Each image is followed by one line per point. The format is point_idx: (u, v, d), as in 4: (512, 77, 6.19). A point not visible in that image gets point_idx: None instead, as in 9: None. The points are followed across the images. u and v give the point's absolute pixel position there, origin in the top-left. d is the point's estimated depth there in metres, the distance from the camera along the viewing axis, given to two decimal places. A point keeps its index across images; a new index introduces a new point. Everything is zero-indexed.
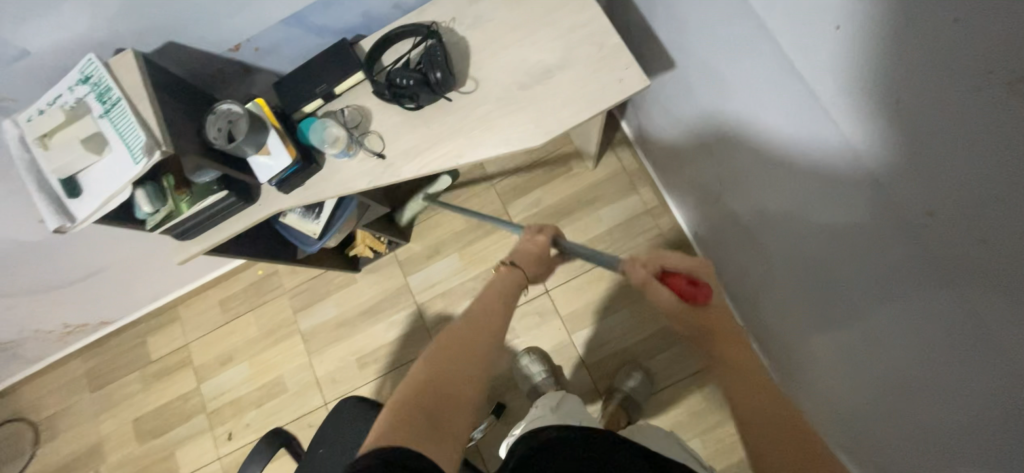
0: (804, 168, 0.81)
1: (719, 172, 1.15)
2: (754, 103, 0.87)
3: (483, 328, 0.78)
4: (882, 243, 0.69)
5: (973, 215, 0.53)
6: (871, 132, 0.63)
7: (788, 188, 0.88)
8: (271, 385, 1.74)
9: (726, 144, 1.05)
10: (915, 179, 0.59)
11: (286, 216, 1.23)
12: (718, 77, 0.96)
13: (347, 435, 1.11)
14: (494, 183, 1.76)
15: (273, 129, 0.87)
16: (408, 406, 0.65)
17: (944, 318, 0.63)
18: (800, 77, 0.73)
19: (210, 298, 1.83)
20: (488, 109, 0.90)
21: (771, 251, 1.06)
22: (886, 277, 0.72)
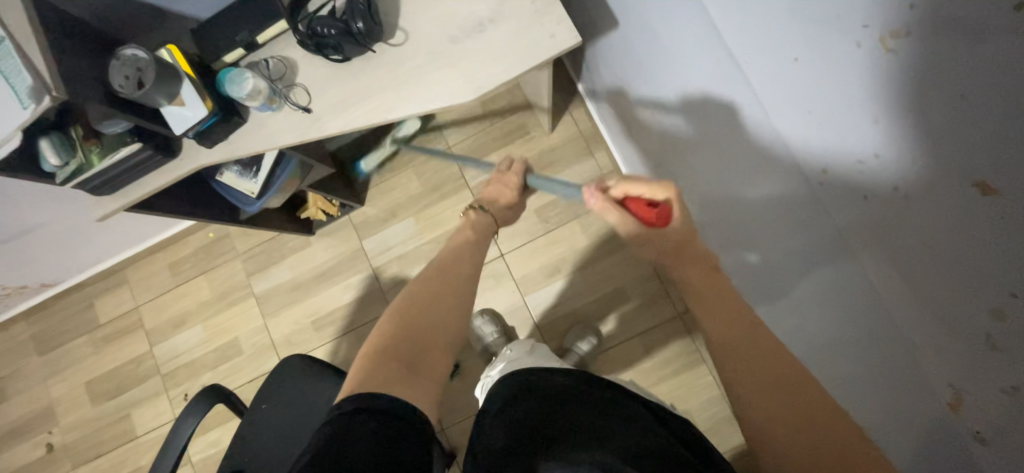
0: (742, 146, 0.80)
1: (669, 148, 1.14)
2: (698, 78, 0.86)
3: (456, 280, 0.81)
4: (812, 218, 0.69)
5: (874, 173, 0.56)
6: (803, 106, 0.63)
7: (719, 162, 0.91)
8: (226, 348, 1.74)
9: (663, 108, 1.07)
10: (819, 142, 0.62)
11: (222, 175, 1.19)
12: (664, 51, 0.94)
13: (289, 392, 1.12)
14: (450, 146, 1.73)
15: (186, 78, 0.83)
16: (386, 349, 0.69)
17: (839, 270, 0.68)
18: (737, 53, 0.71)
19: (159, 261, 1.79)
20: (417, 63, 0.87)
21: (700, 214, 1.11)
22: (793, 234, 0.76)
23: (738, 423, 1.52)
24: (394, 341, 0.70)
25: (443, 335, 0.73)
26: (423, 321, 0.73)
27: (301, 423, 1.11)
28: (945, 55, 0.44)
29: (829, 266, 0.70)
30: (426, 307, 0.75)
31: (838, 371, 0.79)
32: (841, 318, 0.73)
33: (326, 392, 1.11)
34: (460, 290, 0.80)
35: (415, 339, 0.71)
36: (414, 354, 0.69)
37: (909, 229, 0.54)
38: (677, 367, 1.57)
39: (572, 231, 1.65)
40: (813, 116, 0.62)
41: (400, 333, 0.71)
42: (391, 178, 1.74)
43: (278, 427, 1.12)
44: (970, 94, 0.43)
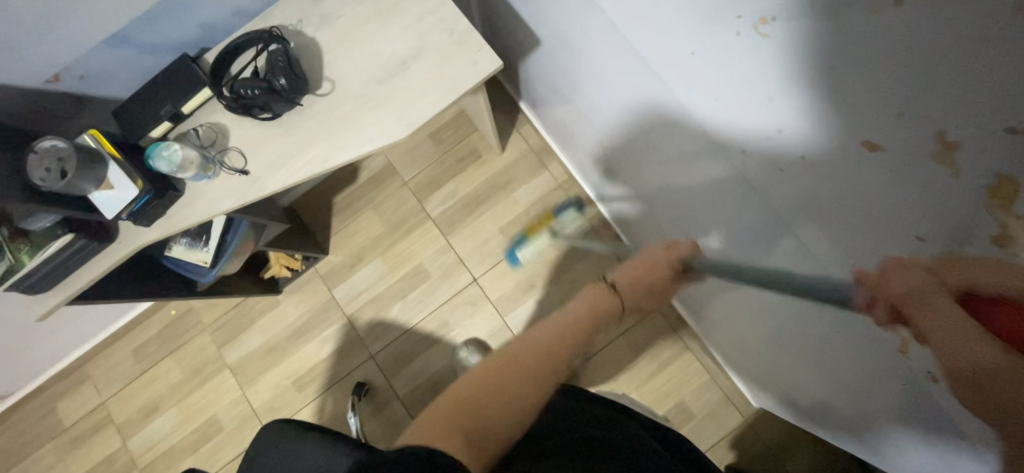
0: (673, 142, 0.84)
1: (610, 149, 1.18)
2: (621, 83, 0.89)
3: (547, 353, 0.67)
4: (749, 198, 0.73)
5: (791, 146, 0.59)
6: (714, 100, 0.66)
7: (659, 159, 0.95)
8: (206, 427, 1.65)
9: (599, 116, 1.11)
10: (736, 127, 0.66)
11: (171, 250, 1.16)
12: (585, 61, 0.97)
13: (272, 461, 1.08)
14: (406, 181, 1.74)
15: (112, 160, 0.81)
16: (455, 415, 0.59)
17: (786, 241, 0.71)
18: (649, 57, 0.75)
19: (121, 349, 1.70)
20: (348, 109, 0.89)
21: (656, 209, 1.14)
22: (739, 215, 0.79)
23: (732, 403, 1.53)
24: (468, 406, 0.61)
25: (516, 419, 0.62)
26: (514, 379, 0.64)
27: None
28: (818, 32, 0.47)
29: (776, 240, 0.73)
30: (521, 365, 0.65)
31: (808, 329, 0.84)
32: None
33: (310, 454, 1.07)
34: (552, 366, 0.66)
35: (483, 414, 0.60)
36: (480, 431, 0.59)
37: (837, 191, 0.56)
38: (665, 359, 1.58)
39: (539, 245, 1.66)
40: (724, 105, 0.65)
41: (471, 403, 0.61)
42: (351, 223, 1.72)
43: None
44: (848, 61, 0.46)
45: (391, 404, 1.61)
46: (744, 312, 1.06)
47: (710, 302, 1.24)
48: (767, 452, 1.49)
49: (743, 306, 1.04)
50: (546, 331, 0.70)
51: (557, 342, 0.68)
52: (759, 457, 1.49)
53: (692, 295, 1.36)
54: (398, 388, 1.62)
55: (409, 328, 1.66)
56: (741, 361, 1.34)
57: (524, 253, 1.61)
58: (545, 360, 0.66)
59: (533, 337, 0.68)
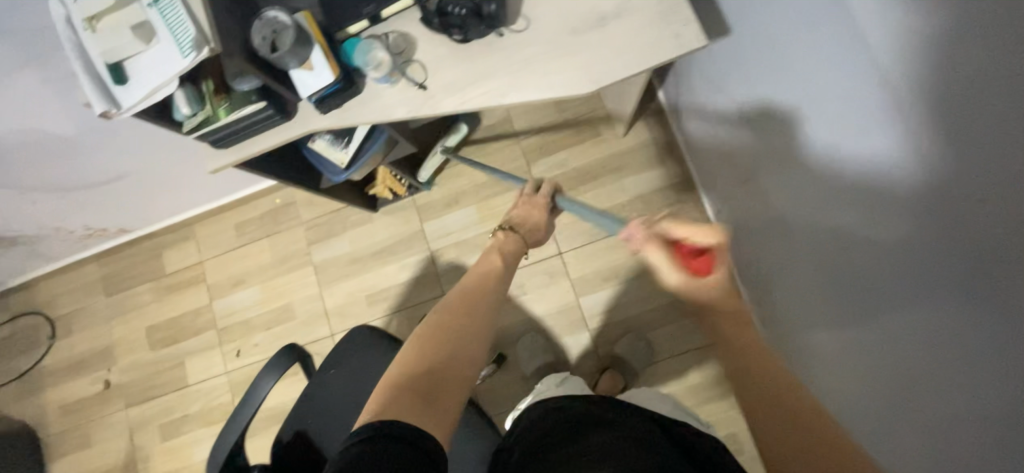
0: (825, 172, 0.83)
1: (751, 171, 1.16)
2: (790, 100, 0.88)
3: (470, 312, 0.81)
4: (881, 245, 0.71)
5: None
6: (886, 132, 0.65)
7: (827, 182, 0.83)
8: (281, 311, 1.79)
9: (765, 120, 1.00)
10: (960, 176, 0.54)
11: (314, 143, 1.22)
12: (758, 73, 0.97)
13: (357, 361, 1.15)
14: (520, 139, 1.74)
15: (316, 45, 0.84)
16: (402, 385, 0.69)
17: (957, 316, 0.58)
18: (827, 80, 0.75)
19: (227, 220, 1.85)
20: (536, 51, 0.88)
21: (796, 233, 1.02)
22: (902, 269, 0.67)
23: None
24: (415, 378, 0.71)
25: (466, 359, 0.76)
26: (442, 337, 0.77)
27: (366, 392, 1.13)
28: None
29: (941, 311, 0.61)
30: (454, 322, 0.79)
31: (882, 397, 0.80)
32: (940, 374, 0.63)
33: (393, 366, 1.14)
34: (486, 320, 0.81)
35: (433, 377, 0.71)
36: (435, 388, 0.70)
37: None
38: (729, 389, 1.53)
39: None
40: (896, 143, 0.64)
41: (412, 379, 0.70)
42: (457, 165, 1.75)
43: (345, 393, 1.14)
44: None
45: None
46: (846, 379, 0.93)
47: (807, 349, 1.13)
48: None
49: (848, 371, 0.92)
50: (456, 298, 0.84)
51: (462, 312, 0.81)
52: None
53: (787, 335, 1.24)
54: None
55: None
56: None
57: (422, 172, 1.67)
58: (466, 315, 0.81)
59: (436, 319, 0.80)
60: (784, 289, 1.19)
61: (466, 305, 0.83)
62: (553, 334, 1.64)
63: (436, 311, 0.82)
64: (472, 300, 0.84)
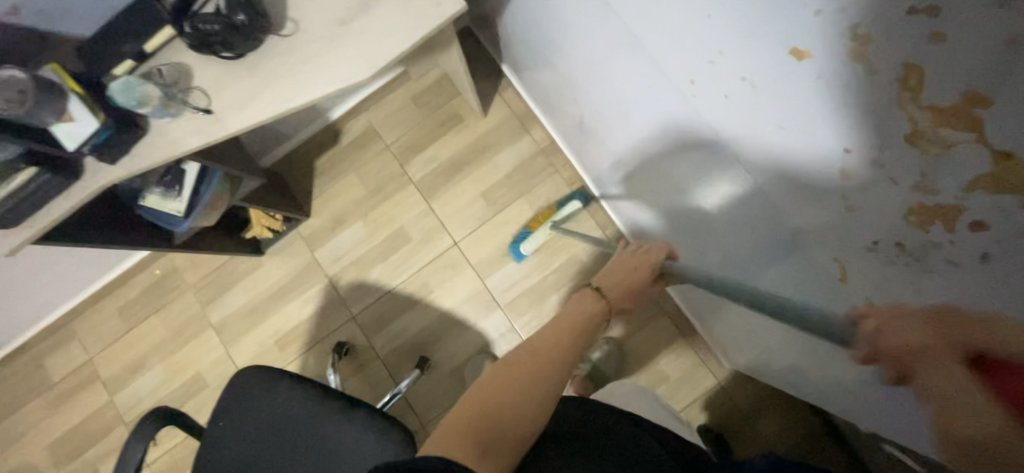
0: (677, 166, 0.87)
1: (623, 169, 1.19)
2: (623, 103, 0.92)
3: (542, 368, 0.74)
4: (746, 220, 0.75)
5: (788, 104, 0.52)
6: (705, 128, 0.70)
7: (643, 122, 0.89)
8: (190, 384, 1.68)
9: (581, 77, 1.04)
10: (721, 82, 0.60)
11: (146, 199, 1.17)
12: (592, 85, 1.01)
13: (245, 407, 1.11)
14: (388, 145, 1.73)
15: (74, 94, 0.82)
16: (462, 425, 0.68)
17: (769, 202, 0.67)
18: (643, 86, 0.80)
19: (107, 307, 1.73)
20: (310, 49, 0.88)
21: (639, 174, 1.09)
22: (720, 178, 0.75)
23: (704, 367, 1.54)
24: (471, 423, 0.68)
25: (521, 415, 0.70)
26: (518, 387, 0.72)
27: (263, 434, 1.09)
28: None
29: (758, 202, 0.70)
30: (528, 373, 0.73)
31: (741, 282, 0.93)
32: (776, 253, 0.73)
33: (283, 398, 1.10)
34: (548, 387, 0.73)
35: (490, 423, 0.68)
36: (490, 438, 0.67)
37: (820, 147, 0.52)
38: (641, 323, 1.59)
39: (518, 210, 1.66)
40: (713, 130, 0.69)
41: (476, 419, 0.69)
42: (334, 186, 1.73)
43: (241, 440, 1.10)
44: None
45: (370, 364, 1.64)
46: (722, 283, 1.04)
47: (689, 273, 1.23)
48: (737, 414, 1.50)
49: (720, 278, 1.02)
50: (535, 357, 0.75)
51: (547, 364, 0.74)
52: (729, 421, 1.50)
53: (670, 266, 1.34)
54: (379, 348, 1.65)
55: (389, 290, 1.68)
56: (718, 329, 1.36)
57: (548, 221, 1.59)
58: (540, 377, 0.73)
59: (535, 347, 0.77)
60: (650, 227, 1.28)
61: (548, 354, 0.77)
62: (468, 322, 1.64)
63: (528, 344, 0.78)
64: (556, 349, 0.77)
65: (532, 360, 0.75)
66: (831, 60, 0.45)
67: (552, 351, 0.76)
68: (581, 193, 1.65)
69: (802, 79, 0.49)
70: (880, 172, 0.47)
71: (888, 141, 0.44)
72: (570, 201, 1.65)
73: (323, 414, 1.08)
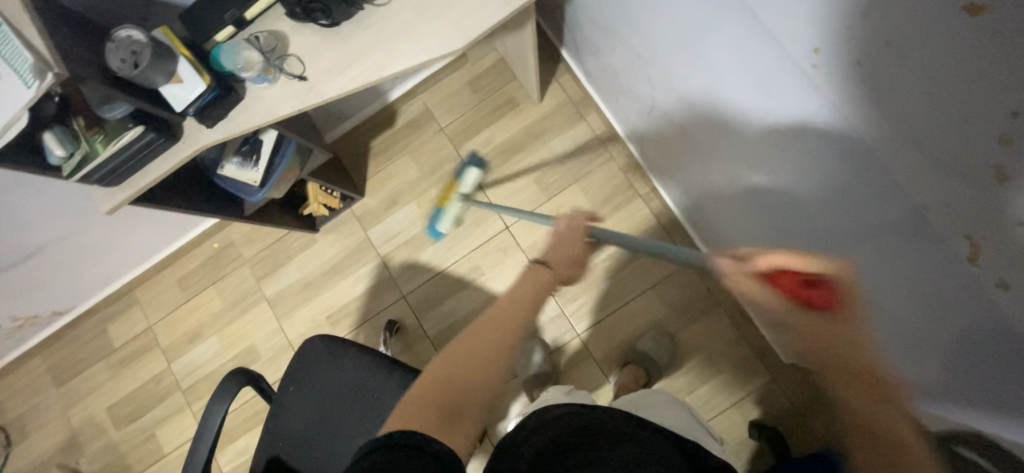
0: (778, 140, 0.85)
1: (698, 153, 1.18)
2: (718, 77, 0.91)
3: (496, 354, 0.72)
4: (859, 197, 0.74)
5: (947, 64, 0.51)
6: (827, 95, 0.69)
7: (741, 98, 0.88)
8: (243, 355, 1.73)
9: (668, 54, 1.04)
10: (860, 42, 0.59)
11: (223, 168, 1.20)
12: (681, 60, 1.00)
13: (314, 374, 1.13)
14: (442, 127, 1.74)
15: (182, 57, 0.85)
16: (427, 397, 0.68)
17: (892, 176, 0.66)
18: (750, 57, 0.79)
19: (168, 277, 1.79)
20: (404, 19, 0.89)
21: (720, 156, 1.08)
22: (832, 153, 0.74)
23: (760, 362, 1.50)
24: (439, 391, 0.69)
25: (488, 384, 0.71)
26: (466, 363, 0.71)
27: (331, 401, 1.12)
28: None
29: (877, 177, 0.68)
30: (477, 354, 0.71)
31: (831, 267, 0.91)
32: (889, 231, 0.72)
33: (351, 368, 1.12)
34: (505, 358, 0.72)
35: (459, 388, 0.69)
36: (460, 402, 0.68)
37: (977, 113, 0.51)
38: (694, 314, 1.56)
39: (572, 196, 1.65)
40: (838, 97, 0.67)
41: (442, 387, 0.69)
42: (388, 166, 1.75)
43: (310, 406, 1.12)
44: None
45: (419, 343, 1.66)
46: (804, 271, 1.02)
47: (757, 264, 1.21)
48: (795, 411, 1.46)
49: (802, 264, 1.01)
50: (492, 331, 0.74)
51: (496, 340, 0.73)
52: (783, 418, 1.47)
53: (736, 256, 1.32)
54: (428, 328, 1.67)
55: (440, 271, 1.69)
56: (780, 324, 1.33)
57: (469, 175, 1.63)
58: (499, 353, 0.72)
59: (472, 333, 0.74)
60: (719, 215, 1.27)
61: (498, 334, 0.73)
62: None
63: (472, 328, 0.75)
64: (501, 335, 0.73)
65: (481, 335, 0.74)
66: (1013, 14, 0.43)
67: (510, 326, 0.74)
68: (636, 181, 1.63)
69: (974, 36, 0.47)
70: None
71: None
72: (625, 188, 1.63)
73: (390, 386, 1.10)
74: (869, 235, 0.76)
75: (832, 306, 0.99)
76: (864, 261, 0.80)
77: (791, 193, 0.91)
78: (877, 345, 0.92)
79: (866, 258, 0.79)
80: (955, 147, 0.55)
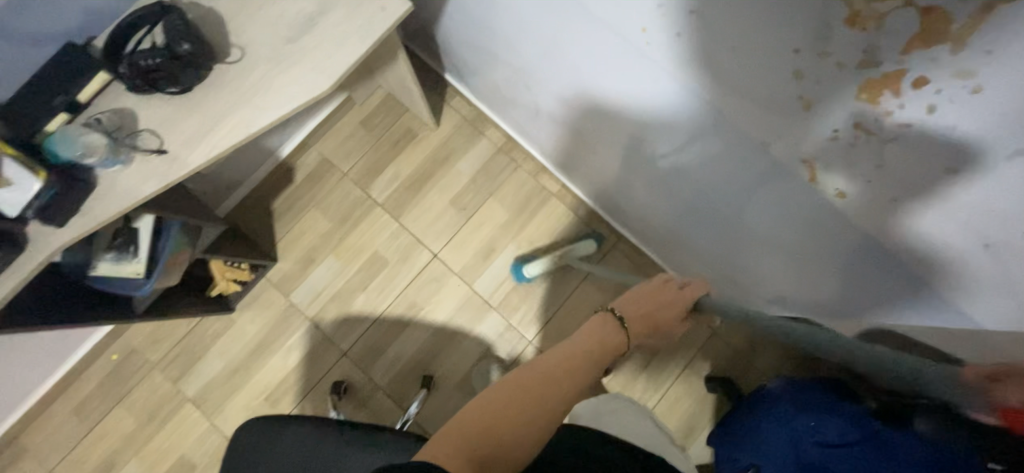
0: (645, 120, 0.92)
1: (587, 143, 1.24)
2: (582, 73, 0.97)
3: (559, 393, 0.71)
4: (717, 151, 0.82)
5: (736, 23, 0.59)
6: (666, 71, 0.75)
7: (601, 84, 0.94)
8: (175, 470, 1.52)
9: (533, 59, 1.09)
10: (670, 16, 0.66)
11: (96, 268, 1.06)
12: (547, 65, 1.05)
13: (251, 464, 1.02)
14: (345, 173, 1.70)
15: (7, 156, 0.76)
16: (476, 434, 0.65)
17: (732, 126, 0.74)
18: (595, 45, 0.85)
19: (62, 409, 1.54)
20: (262, 71, 0.86)
21: (604, 141, 1.15)
22: (684, 117, 0.81)
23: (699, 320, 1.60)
24: (484, 432, 0.65)
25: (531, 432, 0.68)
26: (533, 404, 0.68)
27: None
28: None
29: (723, 129, 0.76)
30: (545, 389, 0.70)
31: (719, 216, 1.00)
32: (749, 172, 0.80)
33: (291, 445, 1.02)
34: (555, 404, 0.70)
35: (499, 441, 0.66)
36: (497, 452, 0.65)
37: (772, 55, 0.59)
38: None
39: (491, 210, 1.67)
40: (674, 70, 0.74)
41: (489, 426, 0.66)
42: (296, 224, 1.66)
43: None
44: None
45: (372, 398, 1.57)
46: (703, 226, 1.10)
47: (665, 229, 1.30)
48: (739, 354, 1.57)
49: (699, 220, 1.09)
50: (566, 370, 0.73)
51: (566, 379, 0.72)
52: (731, 364, 1.57)
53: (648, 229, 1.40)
54: (378, 379, 1.58)
55: (376, 318, 1.62)
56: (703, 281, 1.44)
57: (531, 270, 1.57)
58: (554, 398, 0.70)
59: (553, 366, 0.73)
60: (622, 194, 1.35)
61: (567, 377, 0.72)
62: (465, 332, 1.61)
63: (558, 353, 0.75)
64: (568, 383, 0.72)
65: (552, 368, 0.72)
66: None
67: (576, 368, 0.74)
68: (546, 181, 1.68)
69: None
70: (826, 62, 0.54)
71: (829, 32, 0.51)
72: (538, 191, 1.68)
73: (339, 452, 1.01)
74: (737, 179, 0.85)
75: (731, 251, 1.09)
76: (741, 202, 0.89)
77: (668, 161, 0.99)
78: (775, 272, 1.02)
79: (743, 200, 0.88)
80: (766, 90, 0.63)
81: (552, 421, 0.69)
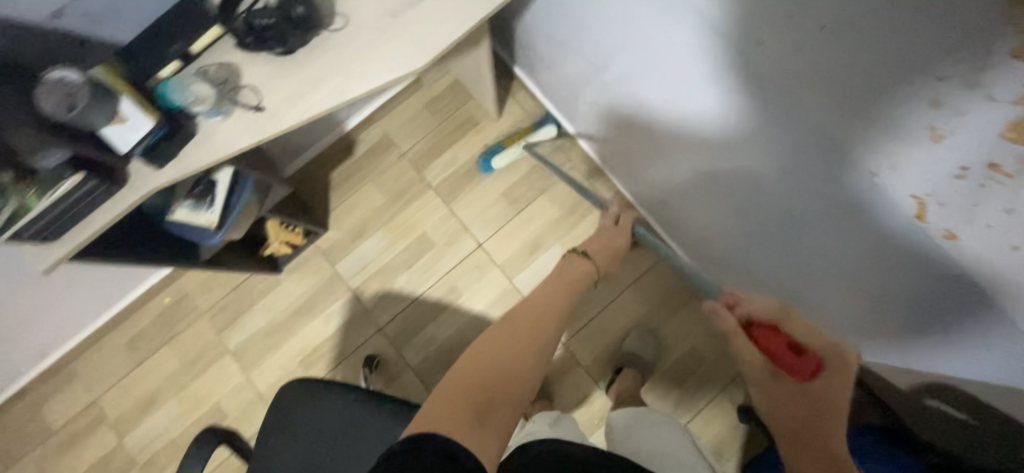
0: (727, 132, 0.89)
1: (652, 148, 1.21)
2: (665, 74, 0.94)
3: (537, 324, 0.75)
4: (802, 172, 0.78)
5: (877, 40, 0.56)
6: (765, 81, 0.72)
7: (684, 89, 0.91)
8: (208, 416, 1.58)
9: (616, 57, 1.07)
10: (795, 26, 0.63)
11: (174, 213, 1.12)
12: (629, 63, 1.03)
13: (295, 419, 1.05)
14: (404, 153, 1.73)
15: (124, 95, 0.80)
16: (463, 394, 0.62)
17: (829, 148, 0.70)
18: (690, 48, 0.83)
19: (114, 341, 1.62)
20: (363, 41, 0.89)
21: (671, 148, 1.12)
22: (773, 131, 0.78)
23: None
24: (472, 389, 0.63)
25: (524, 372, 0.67)
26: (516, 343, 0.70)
27: (316, 445, 1.04)
28: None
29: (817, 149, 0.72)
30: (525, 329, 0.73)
31: (785, 239, 0.96)
32: (834, 200, 0.76)
33: (334, 407, 1.05)
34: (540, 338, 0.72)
35: (491, 394, 0.63)
36: (495, 400, 0.63)
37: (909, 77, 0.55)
38: (673, 308, 1.60)
39: (541, 207, 1.67)
40: (772, 81, 0.71)
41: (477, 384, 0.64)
42: (351, 196, 1.70)
43: (294, 456, 1.04)
44: None
45: (402, 376, 1.59)
46: (763, 248, 1.06)
47: (720, 247, 1.26)
48: None
49: (760, 241, 1.05)
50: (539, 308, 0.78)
51: (544, 313, 0.78)
52: None
53: (700, 246, 1.37)
54: (410, 358, 1.60)
55: (416, 298, 1.64)
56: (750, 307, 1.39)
57: (497, 161, 1.65)
58: (536, 329, 0.74)
59: (527, 309, 0.78)
60: (678, 206, 1.32)
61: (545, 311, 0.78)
62: None
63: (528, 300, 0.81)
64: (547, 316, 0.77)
65: (526, 314, 0.77)
66: None
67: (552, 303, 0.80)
68: (601, 185, 1.67)
69: (897, 13, 0.53)
70: (975, 94, 0.51)
71: (988, 61, 0.48)
72: (591, 194, 1.67)
73: (378, 422, 1.03)
74: (816, 205, 0.80)
75: (790, 278, 1.04)
76: (815, 229, 0.85)
77: (740, 176, 0.95)
78: (837, 308, 0.97)
79: (818, 227, 0.84)
80: (887, 115, 0.59)
81: (541, 344, 0.72)
